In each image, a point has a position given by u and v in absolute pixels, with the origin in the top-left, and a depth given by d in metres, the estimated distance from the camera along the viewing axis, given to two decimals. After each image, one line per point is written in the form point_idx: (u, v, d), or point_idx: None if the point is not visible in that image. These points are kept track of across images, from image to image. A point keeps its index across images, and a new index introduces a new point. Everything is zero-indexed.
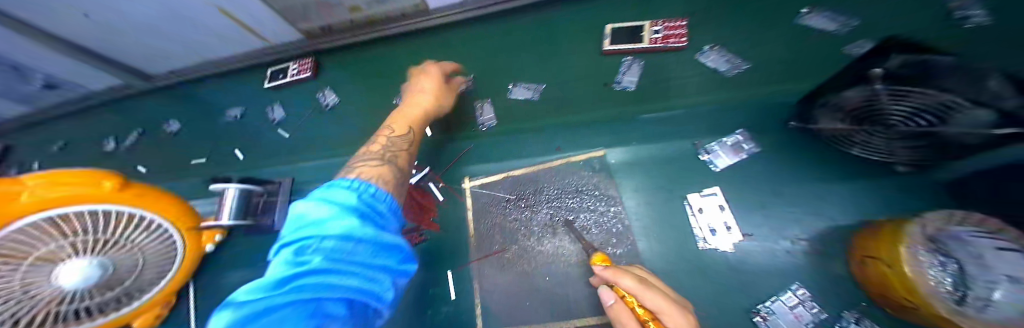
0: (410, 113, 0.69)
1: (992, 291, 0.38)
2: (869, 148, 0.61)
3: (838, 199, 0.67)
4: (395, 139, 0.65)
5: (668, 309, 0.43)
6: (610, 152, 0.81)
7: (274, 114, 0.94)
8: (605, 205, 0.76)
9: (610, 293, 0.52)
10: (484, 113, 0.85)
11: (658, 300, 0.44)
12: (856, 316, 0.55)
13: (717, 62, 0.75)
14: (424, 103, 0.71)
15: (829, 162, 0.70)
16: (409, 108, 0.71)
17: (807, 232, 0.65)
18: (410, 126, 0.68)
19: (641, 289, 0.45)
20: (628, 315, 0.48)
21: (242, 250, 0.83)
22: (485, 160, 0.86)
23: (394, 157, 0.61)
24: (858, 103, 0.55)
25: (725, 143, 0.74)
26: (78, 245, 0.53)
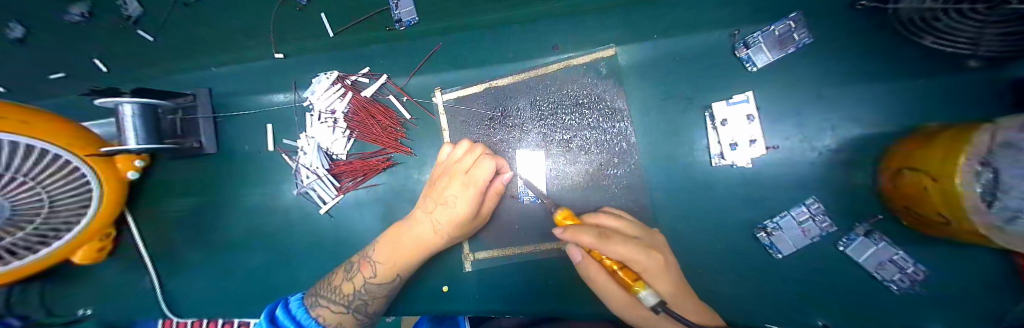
0: (412, 245, 0.54)
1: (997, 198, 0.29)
2: (946, 40, 0.45)
3: (889, 103, 0.56)
4: (374, 287, 0.54)
5: (631, 254, 0.40)
6: (621, 51, 0.63)
7: (129, 8, 0.57)
8: (609, 120, 0.63)
9: (577, 250, 0.45)
10: (399, 3, 0.56)
11: (622, 250, 0.40)
12: (865, 229, 0.52)
13: None
14: (429, 233, 0.55)
15: (896, 58, 0.54)
16: (411, 236, 0.55)
17: (838, 142, 0.57)
18: (397, 274, 0.55)
19: (601, 244, 0.40)
20: (598, 269, 0.44)
21: (175, 182, 0.70)
22: (459, 64, 0.66)
23: (364, 304, 0.55)
24: None
25: (771, 33, 0.56)
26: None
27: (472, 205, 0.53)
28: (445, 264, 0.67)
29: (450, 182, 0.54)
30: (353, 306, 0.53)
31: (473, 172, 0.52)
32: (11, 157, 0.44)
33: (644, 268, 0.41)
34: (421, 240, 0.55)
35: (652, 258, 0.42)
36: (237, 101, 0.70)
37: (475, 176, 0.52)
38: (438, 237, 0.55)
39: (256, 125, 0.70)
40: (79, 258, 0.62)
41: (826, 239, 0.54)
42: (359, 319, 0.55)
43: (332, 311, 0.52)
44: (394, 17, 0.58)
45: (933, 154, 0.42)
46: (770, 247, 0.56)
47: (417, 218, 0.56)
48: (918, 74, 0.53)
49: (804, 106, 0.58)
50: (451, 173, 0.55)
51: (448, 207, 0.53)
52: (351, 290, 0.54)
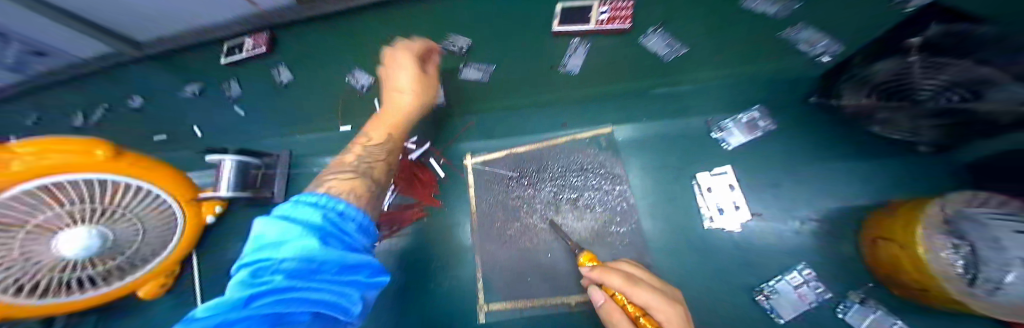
0: (392, 116, 0.68)
1: None
2: (894, 129, 0.58)
3: (853, 180, 0.65)
4: (372, 148, 0.65)
5: (655, 302, 0.45)
6: (617, 130, 0.78)
7: (233, 90, 0.89)
8: (610, 183, 0.74)
9: (600, 293, 0.52)
10: None
11: (648, 297, 0.45)
12: (860, 296, 0.55)
13: (655, 45, 0.75)
14: (398, 108, 0.68)
15: (840, 144, 0.67)
16: (388, 111, 0.68)
17: (818, 212, 0.64)
18: (390, 134, 0.67)
19: (630, 288, 0.46)
20: (621, 315, 0.49)
21: (240, 224, 0.82)
22: (486, 135, 0.83)
23: (370, 168, 0.62)
24: (886, 78, 0.51)
25: (740, 120, 0.71)
26: (76, 214, 0.51)
27: (415, 70, 0.68)
28: (459, 314, 0.71)
29: (393, 72, 0.69)
30: (360, 171, 0.60)
31: (400, 79, 0.69)
32: (127, 197, 0.58)
33: (668, 318, 0.43)
34: (399, 104, 0.68)
35: (674, 308, 0.45)
36: (304, 160, 0.86)
37: (402, 82, 0.68)
38: (399, 84, 0.68)
39: (316, 178, 0.84)
40: (144, 290, 0.71)
41: (825, 306, 0.57)
42: (369, 185, 0.58)
43: (341, 182, 0.55)
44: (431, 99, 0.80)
45: (896, 226, 0.49)
46: (771, 311, 0.58)
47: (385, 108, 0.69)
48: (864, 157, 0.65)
49: (781, 180, 0.68)
50: (394, 70, 0.70)
51: (399, 76, 0.68)
52: (352, 160, 0.62)
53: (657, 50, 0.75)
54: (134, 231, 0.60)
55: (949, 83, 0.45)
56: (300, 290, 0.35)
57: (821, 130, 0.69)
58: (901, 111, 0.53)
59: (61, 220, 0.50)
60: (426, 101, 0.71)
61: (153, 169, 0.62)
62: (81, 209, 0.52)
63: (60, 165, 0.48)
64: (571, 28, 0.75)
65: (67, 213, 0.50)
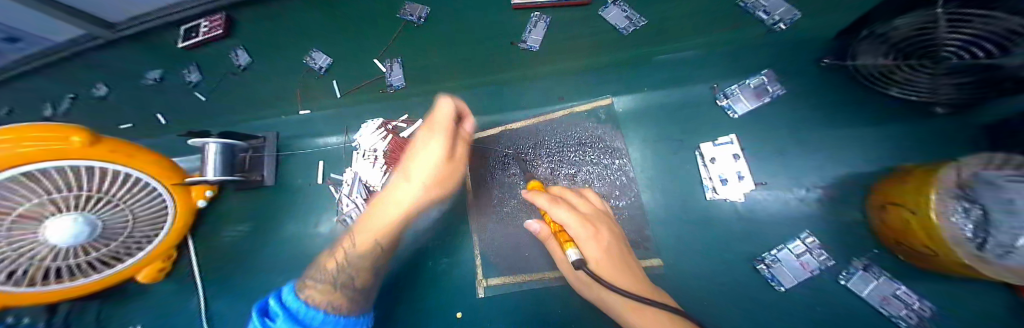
0: (393, 208, 0.60)
1: (1014, 239, 0.38)
2: (908, 89, 0.54)
3: (865, 145, 0.62)
4: (355, 259, 0.57)
5: (569, 221, 0.48)
6: (617, 101, 0.74)
7: (192, 75, 0.81)
8: (609, 157, 0.72)
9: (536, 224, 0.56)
10: (393, 72, 0.77)
11: (564, 215, 0.49)
12: (864, 263, 0.54)
13: (616, 18, 0.70)
14: (407, 198, 0.60)
15: (855, 108, 0.63)
16: (392, 200, 0.61)
17: (825, 180, 0.62)
18: (374, 242, 0.58)
19: (547, 207, 0.50)
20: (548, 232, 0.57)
21: (233, 209, 0.80)
22: (481, 111, 0.79)
23: (351, 279, 0.56)
24: (907, 33, 0.48)
25: (748, 85, 0.67)
26: (64, 201, 0.49)
27: (443, 156, 0.60)
28: (458, 290, 0.70)
29: (422, 140, 0.62)
30: (341, 281, 0.55)
31: (435, 118, 0.61)
32: (114, 186, 0.55)
33: (580, 236, 0.48)
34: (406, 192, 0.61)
35: (587, 226, 0.50)
36: (292, 142, 0.82)
37: (437, 121, 0.61)
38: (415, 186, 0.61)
39: (304, 161, 0.82)
40: (140, 276, 0.70)
41: (827, 274, 0.56)
42: (350, 296, 0.55)
43: (320, 290, 0.52)
44: (387, 82, 0.77)
45: (908, 190, 0.47)
46: (772, 280, 0.57)
47: (389, 189, 0.62)
48: (876, 121, 0.62)
49: (788, 148, 0.65)
50: (422, 132, 0.63)
51: (421, 154, 0.61)
52: (335, 267, 0.56)
53: (617, 22, 0.70)
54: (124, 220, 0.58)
55: (974, 36, 0.43)
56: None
57: (835, 94, 0.65)
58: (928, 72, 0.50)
59: (52, 206, 0.47)
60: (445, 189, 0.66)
61: (136, 158, 0.59)
62: (67, 197, 0.49)
63: (47, 152, 0.46)
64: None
65: (53, 200, 0.47)
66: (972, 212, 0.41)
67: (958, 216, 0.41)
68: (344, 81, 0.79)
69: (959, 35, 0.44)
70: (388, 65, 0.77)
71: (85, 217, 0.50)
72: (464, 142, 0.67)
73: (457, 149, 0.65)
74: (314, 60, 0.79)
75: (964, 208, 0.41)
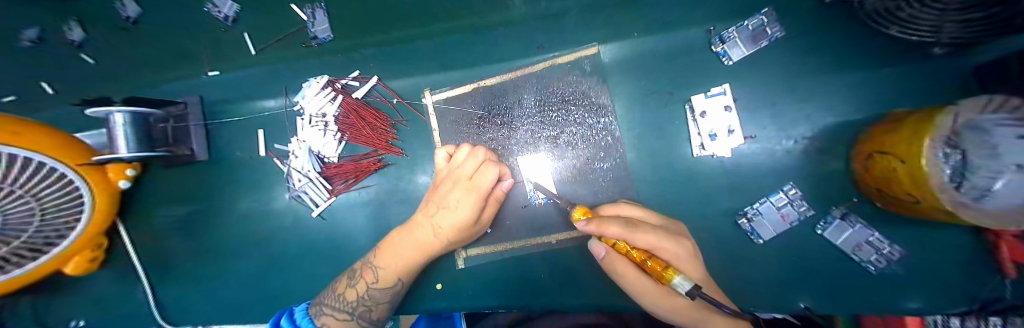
0: (413, 246, 0.56)
1: (991, 183, 0.34)
2: (909, 29, 0.49)
3: (858, 91, 0.59)
4: (377, 293, 0.55)
5: (658, 242, 0.42)
6: (603, 50, 0.65)
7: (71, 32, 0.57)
8: (593, 116, 0.65)
9: (602, 246, 0.46)
10: (315, 21, 0.58)
11: (649, 238, 0.42)
12: (842, 212, 0.54)
13: None
14: (427, 237, 0.56)
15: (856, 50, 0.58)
16: (411, 240, 0.56)
17: (814, 130, 0.59)
18: (397, 279, 0.55)
19: (630, 235, 0.41)
20: (627, 264, 0.43)
21: (168, 188, 0.70)
22: (448, 66, 0.68)
23: (369, 311, 0.55)
24: None
25: (746, 27, 0.58)
26: None
27: (470, 215, 0.55)
28: (437, 262, 0.67)
29: (454, 188, 0.55)
30: (358, 312, 0.54)
31: (474, 178, 0.55)
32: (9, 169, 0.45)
33: (673, 256, 0.43)
34: (426, 239, 0.56)
35: (679, 246, 0.44)
36: (229, 108, 0.71)
37: (477, 183, 0.54)
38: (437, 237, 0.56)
39: (246, 130, 0.71)
40: (67, 269, 0.61)
41: (805, 224, 0.56)
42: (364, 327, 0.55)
43: (337, 317, 0.53)
44: (310, 34, 0.59)
45: (901, 136, 0.44)
46: (750, 233, 0.58)
47: (418, 221, 0.57)
48: (873, 64, 0.58)
49: (780, 96, 0.60)
50: (454, 177, 0.56)
51: (454, 202, 0.55)
52: (355, 296, 0.55)
53: None
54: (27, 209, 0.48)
55: None
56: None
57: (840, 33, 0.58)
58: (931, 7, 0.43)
59: None
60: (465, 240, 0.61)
61: (26, 139, 0.48)
62: None
63: None
64: None
65: None
66: (953, 157, 0.35)
67: (943, 162, 0.35)
68: (257, 33, 0.60)
69: None
70: (310, 10, 0.57)
71: None
72: (499, 199, 0.59)
73: (488, 209, 0.59)
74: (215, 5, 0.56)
75: (945, 154, 0.36)
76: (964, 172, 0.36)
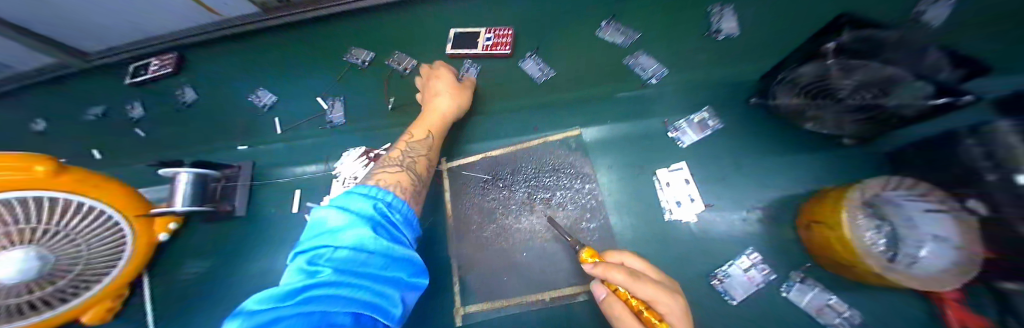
0: (432, 118, 0.74)
1: (918, 251, 0.47)
2: (820, 125, 0.64)
3: (795, 170, 0.71)
4: (415, 145, 0.69)
5: (659, 295, 0.41)
6: (585, 132, 0.82)
7: (183, 96, 0.97)
8: (579, 182, 0.78)
9: (602, 287, 0.53)
10: (335, 110, 0.88)
11: (649, 290, 0.41)
12: (800, 276, 0.60)
13: (531, 68, 0.87)
14: (441, 107, 0.76)
15: (782, 138, 0.74)
16: (431, 113, 0.75)
17: (764, 201, 0.70)
18: (429, 134, 0.72)
19: (631, 283, 0.42)
20: (623, 307, 0.47)
21: (204, 238, 0.79)
22: (462, 140, 0.86)
23: (413, 163, 0.66)
24: (811, 81, 0.59)
25: (692, 121, 0.77)
26: (15, 235, 0.49)
27: (456, 80, 0.80)
28: (435, 317, 0.70)
29: (436, 83, 0.79)
30: (405, 163, 0.65)
31: (445, 71, 0.81)
32: (65, 217, 0.55)
33: (669, 310, 0.41)
34: (434, 111, 0.76)
35: (677, 301, 0.42)
36: (276, 170, 0.85)
37: (445, 73, 0.81)
38: (440, 99, 0.77)
39: (284, 188, 0.83)
40: (85, 317, 0.65)
41: (771, 286, 0.61)
42: (412, 177, 0.63)
43: (391, 173, 0.61)
44: (328, 120, 0.87)
45: (827, 209, 0.54)
46: (724, 294, 0.62)
47: (414, 127, 0.75)
48: (798, 150, 0.73)
49: (731, 173, 0.73)
50: (433, 90, 0.79)
51: (440, 85, 0.79)
52: (398, 154, 0.66)
53: (531, 72, 0.86)
54: (75, 254, 0.56)
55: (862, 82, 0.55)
56: (343, 287, 0.36)
57: (764, 127, 0.76)
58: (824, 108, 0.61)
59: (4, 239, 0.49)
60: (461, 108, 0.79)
61: (97, 188, 0.60)
62: (25, 229, 0.50)
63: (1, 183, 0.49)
64: (465, 50, 0.88)
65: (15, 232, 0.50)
66: (882, 228, 0.52)
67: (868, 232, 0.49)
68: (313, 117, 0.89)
69: (853, 78, 0.55)
70: (331, 104, 0.89)
71: (37, 252, 0.50)
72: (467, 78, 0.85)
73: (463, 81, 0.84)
74: (260, 99, 0.93)
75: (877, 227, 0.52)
76: (898, 244, 0.50)
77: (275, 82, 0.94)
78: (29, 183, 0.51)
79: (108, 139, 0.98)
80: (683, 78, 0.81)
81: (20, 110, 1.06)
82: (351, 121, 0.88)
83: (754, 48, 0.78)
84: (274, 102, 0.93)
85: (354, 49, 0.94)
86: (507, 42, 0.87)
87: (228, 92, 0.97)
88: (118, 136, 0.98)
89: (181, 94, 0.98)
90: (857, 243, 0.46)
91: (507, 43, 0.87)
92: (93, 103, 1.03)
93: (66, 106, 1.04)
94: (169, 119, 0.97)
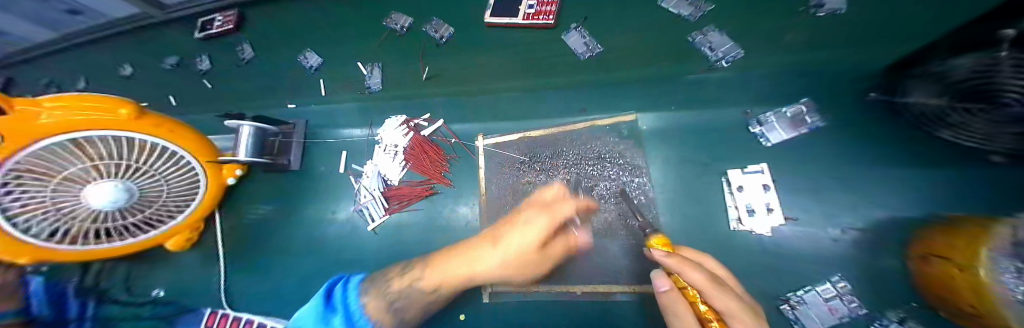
0: (466, 265, 0.49)
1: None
2: (961, 134, 0.50)
3: (914, 189, 0.57)
4: (418, 291, 0.54)
5: (734, 307, 0.37)
6: (641, 118, 0.74)
7: (244, 53, 1.00)
8: (628, 175, 0.70)
9: (664, 281, 0.47)
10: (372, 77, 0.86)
11: (724, 300, 0.38)
12: (900, 316, 0.50)
13: (576, 43, 0.76)
14: (483, 270, 0.47)
15: (902, 147, 0.60)
16: (465, 259, 0.50)
17: (861, 221, 0.58)
18: (440, 286, 0.53)
19: (709, 287, 0.39)
20: (684, 308, 0.43)
21: (260, 188, 0.85)
22: (503, 117, 0.81)
23: (406, 308, 0.54)
24: (960, 72, 0.43)
25: (784, 114, 0.65)
26: (103, 169, 0.56)
27: (538, 249, 0.45)
28: (464, 292, 0.70)
29: (514, 231, 0.46)
30: (398, 301, 0.54)
31: (554, 207, 0.46)
32: (150, 158, 0.60)
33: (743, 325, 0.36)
34: (468, 267, 0.49)
35: (758, 320, 0.37)
36: (324, 131, 0.88)
37: (530, 224, 0.45)
38: (488, 271, 0.48)
39: (331, 148, 0.86)
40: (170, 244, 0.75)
41: (857, 321, 0.52)
42: (394, 324, 0.52)
43: (376, 306, 0.51)
44: (366, 86, 0.86)
45: (955, 245, 0.43)
46: (794, 322, 0.54)
47: (470, 246, 0.51)
48: (924, 165, 0.58)
49: (822, 184, 0.62)
50: (485, 241, 0.49)
51: (504, 249, 0.46)
52: (402, 287, 0.55)
53: (576, 47, 0.76)
54: (156, 189, 0.63)
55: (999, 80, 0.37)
56: None
57: (877, 132, 0.62)
58: (973, 115, 0.44)
59: (95, 171, 0.55)
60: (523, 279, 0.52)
61: (174, 130, 0.62)
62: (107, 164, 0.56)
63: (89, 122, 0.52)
64: (502, 20, 0.79)
65: (91, 167, 0.55)
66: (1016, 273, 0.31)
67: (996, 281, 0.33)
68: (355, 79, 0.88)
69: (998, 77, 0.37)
70: (370, 70, 0.87)
71: (126, 186, 0.58)
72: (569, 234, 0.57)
73: (564, 206, 0.47)
74: (308, 60, 0.94)
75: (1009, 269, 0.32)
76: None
77: (323, 41, 0.94)
78: (118, 124, 0.55)
79: (180, 88, 1.07)
80: (776, 64, 0.67)
81: (111, 57, 1.18)
82: (395, 87, 0.86)
83: None
84: (320, 64, 0.93)
85: (394, 14, 0.89)
86: (551, 11, 0.76)
87: (280, 50, 0.98)
88: (187, 88, 1.06)
89: (240, 51, 1.02)
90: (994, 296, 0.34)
91: (551, 12, 0.76)
92: (168, 54, 1.11)
93: (146, 55, 1.14)
94: (230, 73, 1.02)
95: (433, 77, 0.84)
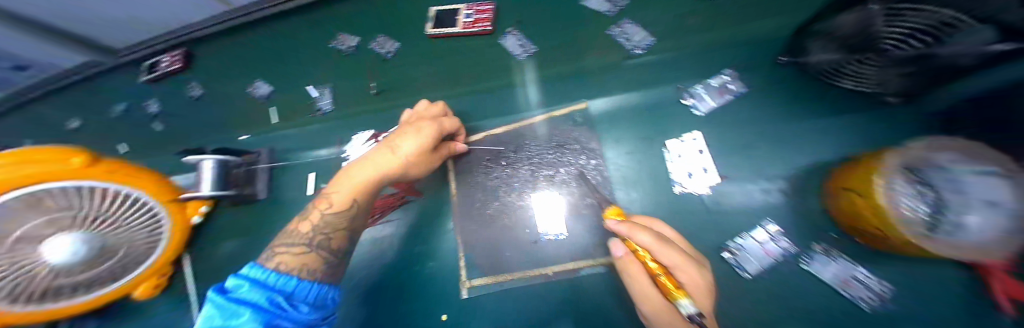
0: (369, 173, 0.52)
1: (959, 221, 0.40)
2: (859, 81, 0.57)
3: (825, 136, 0.65)
4: (331, 217, 0.51)
5: (681, 262, 0.42)
6: (593, 103, 0.79)
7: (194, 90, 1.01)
8: (584, 158, 0.75)
9: (620, 246, 0.51)
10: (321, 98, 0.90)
11: (673, 256, 0.42)
12: (823, 248, 0.57)
13: (511, 45, 0.87)
14: (390, 164, 0.53)
15: (809, 102, 0.68)
16: (363, 168, 0.53)
17: (787, 170, 0.65)
18: (355, 200, 0.52)
19: (659, 247, 0.43)
20: (638, 268, 0.48)
21: (230, 221, 0.85)
22: (465, 120, 0.84)
23: (327, 240, 0.50)
24: (848, 30, 0.49)
25: (712, 85, 0.72)
26: (59, 222, 0.54)
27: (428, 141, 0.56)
28: (445, 293, 0.73)
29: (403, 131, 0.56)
30: (316, 240, 0.49)
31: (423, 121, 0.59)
32: (108, 204, 0.59)
33: (691, 280, 0.42)
34: (382, 167, 0.53)
35: (700, 271, 0.43)
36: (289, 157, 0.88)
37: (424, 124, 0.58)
38: (405, 165, 0.55)
39: (297, 172, 0.87)
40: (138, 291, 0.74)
41: (790, 259, 0.58)
42: (326, 257, 0.49)
43: (296, 254, 0.47)
44: (318, 107, 0.89)
45: (857, 176, 0.49)
46: (737, 267, 0.59)
47: (367, 158, 0.55)
48: (829, 114, 0.66)
49: (751, 142, 0.68)
50: (392, 141, 0.55)
51: (406, 141, 0.55)
52: (311, 227, 0.50)
53: (513, 50, 0.86)
54: (119, 236, 0.62)
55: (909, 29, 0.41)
56: None
57: (788, 91, 0.69)
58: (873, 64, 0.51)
59: (49, 227, 0.54)
60: (416, 176, 0.61)
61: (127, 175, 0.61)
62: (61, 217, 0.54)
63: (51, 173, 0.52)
64: (444, 30, 0.88)
65: (51, 220, 0.54)
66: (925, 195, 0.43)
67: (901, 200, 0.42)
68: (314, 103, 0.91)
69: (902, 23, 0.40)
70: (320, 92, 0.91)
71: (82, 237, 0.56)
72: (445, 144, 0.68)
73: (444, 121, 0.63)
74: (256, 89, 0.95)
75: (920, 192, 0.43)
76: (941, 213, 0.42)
77: (280, 69, 0.97)
78: (76, 174, 0.54)
79: (132, 132, 1.04)
80: (691, 45, 0.77)
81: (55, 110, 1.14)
82: (356, 105, 0.89)
83: (767, 10, 0.74)
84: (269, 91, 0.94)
85: (342, 35, 0.94)
86: (487, 19, 0.87)
87: (236, 82, 0.99)
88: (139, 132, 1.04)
89: (193, 89, 1.01)
90: (888, 215, 0.41)
91: (487, 20, 0.87)
92: (115, 100, 1.09)
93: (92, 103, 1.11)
94: (186, 111, 1.01)
95: (382, 92, 0.88)
